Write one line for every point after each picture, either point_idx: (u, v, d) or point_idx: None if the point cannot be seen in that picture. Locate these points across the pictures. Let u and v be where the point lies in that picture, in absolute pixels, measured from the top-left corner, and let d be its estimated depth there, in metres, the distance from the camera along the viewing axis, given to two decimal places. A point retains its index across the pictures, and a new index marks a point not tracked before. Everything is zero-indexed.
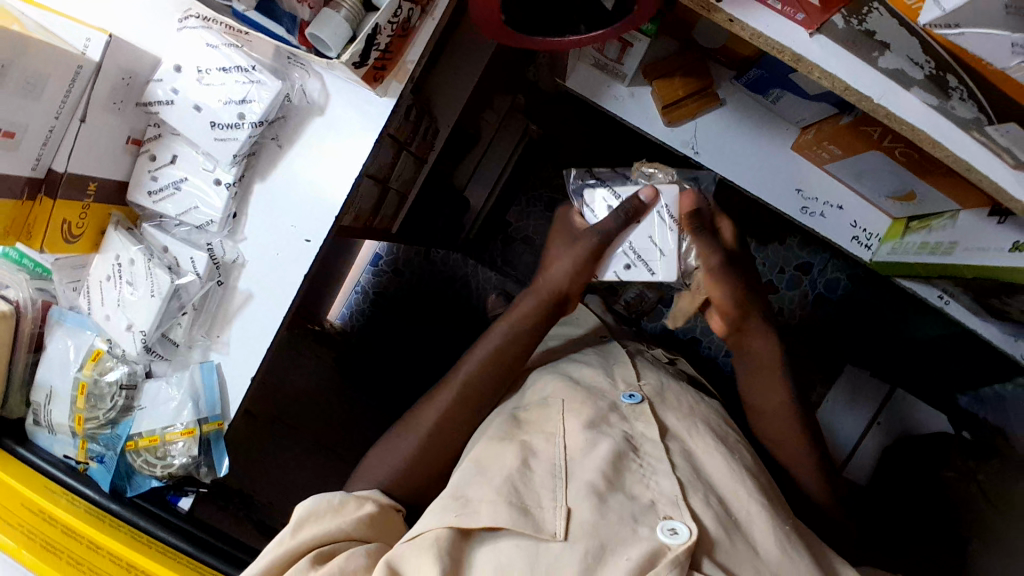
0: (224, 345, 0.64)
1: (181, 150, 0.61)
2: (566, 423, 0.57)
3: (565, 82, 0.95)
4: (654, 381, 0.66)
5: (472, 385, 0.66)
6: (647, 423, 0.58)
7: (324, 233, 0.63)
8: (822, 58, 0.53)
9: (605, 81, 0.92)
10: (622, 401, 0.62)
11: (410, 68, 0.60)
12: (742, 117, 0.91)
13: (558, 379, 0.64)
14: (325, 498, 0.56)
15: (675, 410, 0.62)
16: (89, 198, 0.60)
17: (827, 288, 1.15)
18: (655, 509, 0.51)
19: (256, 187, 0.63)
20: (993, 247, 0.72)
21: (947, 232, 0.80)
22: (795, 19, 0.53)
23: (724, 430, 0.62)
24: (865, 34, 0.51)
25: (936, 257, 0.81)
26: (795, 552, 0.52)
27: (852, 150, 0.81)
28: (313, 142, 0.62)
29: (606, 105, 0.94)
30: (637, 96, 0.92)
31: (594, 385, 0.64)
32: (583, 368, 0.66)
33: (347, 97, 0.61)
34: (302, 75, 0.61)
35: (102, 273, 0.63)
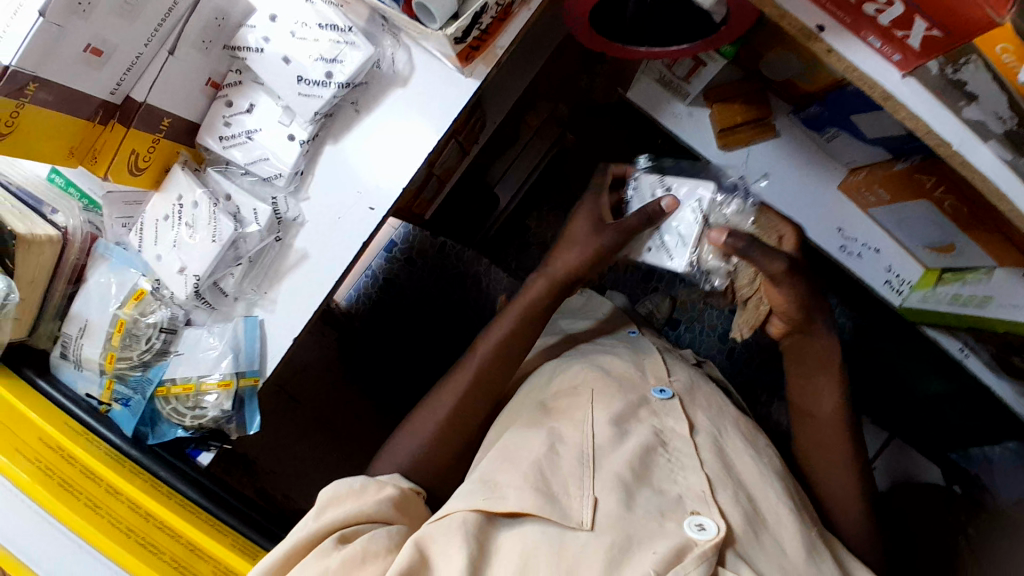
0: (272, 301, 0.63)
1: (260, 100, 0.61)
2: (593, 411, 0.55)
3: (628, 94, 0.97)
4: (684, 379, 0.62)
5: (488, 365, 0.65)
6: (679, 419, 0.55)
7: (388, 205, 0.62)
8: (909, 100, 0.52)
9: (666, 98, 0.94)
10: (653, 395, 0.58)
11: (498, 53, 0.60)
12: (794, 152, 0.92)
13: (586, 368, 0.60)
14: (344, 482, 0.54)
15: (706, 409, 0.59)
16: (161, 134, 0.59)
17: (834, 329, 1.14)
18: (683, 504, 0.48)
19: (327, 149, 0.63)
20: None
21: (982, 286, 0.80)
22: (891, 59, 0.52)
23: (753, 434, 0.60)
24: (954, 84, 0.51)
25: (970, 309, 0.81)
26: (826, 568, 0.48)
27: (900, 196, 0.82)
28: (389, 112, 0.62)
29: (664, 121, 0.95)
30: (696, 117, 0.94)
31: (622, 374, 0.61)
32: (612, 357, 0.63)
33: (429, 73, 0.61)
34: (393, 45, 0.60)
35: (159, 212, 0.62)
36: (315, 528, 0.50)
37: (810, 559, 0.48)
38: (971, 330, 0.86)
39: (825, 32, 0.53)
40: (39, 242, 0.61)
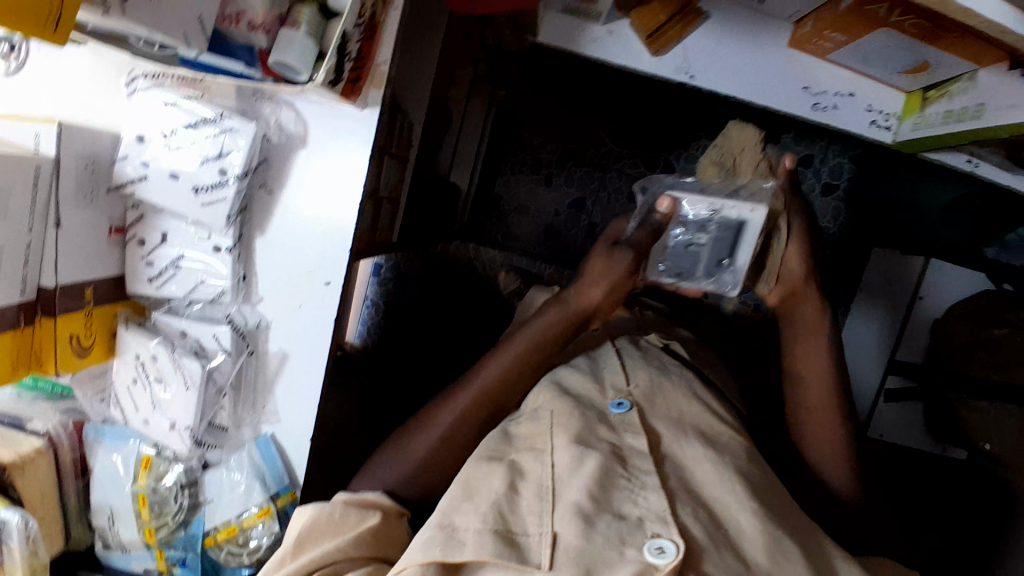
0: (275, 415, 0.60)
1: (170, 226, 0.57)
2: (554, 441, 0.53)
3: (538, 38, 0.89)
4: (644, 382, 0.60)
5: (496, 396, 0.60)
6: (636, 435, 0.53)
7: (342, 270, 0.58)
8: None
9: (578, 25, 0.86)
10: (610, 411, 0.56)
11: (385, 69, 0.54)
12: (729, 28, 0.85)
13: (546, 388, 0.58)
14: (326, 508, 0.52)
15: (665, 417, 0.57)
16: (89, 304, 0.56)
17: (832, 174, 1.16)
18: (643, 527, 0.46)
19: (258, 243, 0.59)
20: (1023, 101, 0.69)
21: (970, 97, 0.76)
22: None
23: (716, 433, 0.56)
24: None
25: (964, 125, 0.77)
26: (790, 565, 0.46)
27: (856, 32, 0.76)
28: (305, 179, 0.56)
29: (585, 50, 0.87)
30: (617, 33, 0.86)
31: (584, 394, 0.59)
32: (572, 373, 0.61)
33: (324, 119, 0.55)
34: (274, 109, 0.55)
35: (127, 378, 0.60)
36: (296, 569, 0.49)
37: (777, 566, 0.45)
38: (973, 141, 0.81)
39: None
40: (30, 461, 0.59)
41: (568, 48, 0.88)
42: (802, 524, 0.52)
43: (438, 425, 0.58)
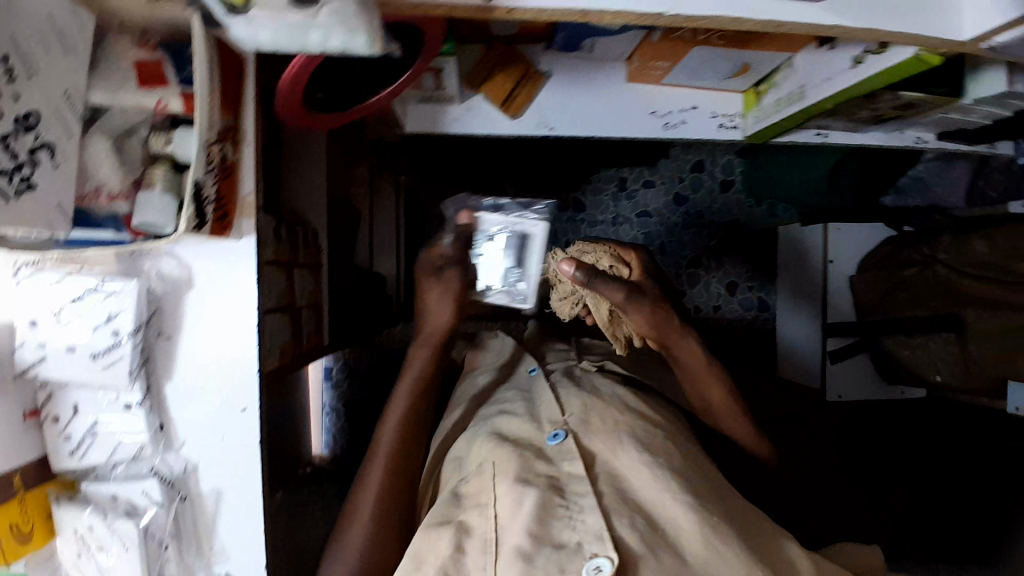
0: (222, 553, 0.61)
1: (79, 396, 0.58)
2: (497, 488, 0.54)
3: (404, 129, 0.95)
4: (577, 411, 0.63)
5: (401, 455, 0.67)
6: (573, 461, 0.55)
7: (256, 397, 0.60)
8: (606, 6, 0.52)
9: (437, 109, 0.94)
10: (548, 443, 0.59)
11: (251, 199, 0.58)
12: (569, 79, 0.94)
13: (489, 441, 0.61)
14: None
15: (601, 432, 0.59)
16: (20, 490, 0.57)
17: (724, 171, 1.47)
18: (582, 550, 0.47)
19: (167, 390, 0.60)
20: (834, 73, 0.77)
21: (794, 81, 0.86)
22: None
23: (651, 436, 0.60)
24: None
25: (794, 106, 0.86)
26: (723, 545, 0.48)
27: (674, 58, 0.86)
28: (199, 316, 0.59)
29: (450, 128, 0.95)
30: (473, 108, 0.94)
31: (522, 438, 0.61)
32: (511, 420, 0.64)
33: (206, 258, 0.58)
34: (154, 261, 0.58)
35: (73, 553, 0.59)
36: None
37: (712, 551, 0.48)
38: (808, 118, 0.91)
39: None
40: None
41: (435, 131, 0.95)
42: (741, 505, 0.55)
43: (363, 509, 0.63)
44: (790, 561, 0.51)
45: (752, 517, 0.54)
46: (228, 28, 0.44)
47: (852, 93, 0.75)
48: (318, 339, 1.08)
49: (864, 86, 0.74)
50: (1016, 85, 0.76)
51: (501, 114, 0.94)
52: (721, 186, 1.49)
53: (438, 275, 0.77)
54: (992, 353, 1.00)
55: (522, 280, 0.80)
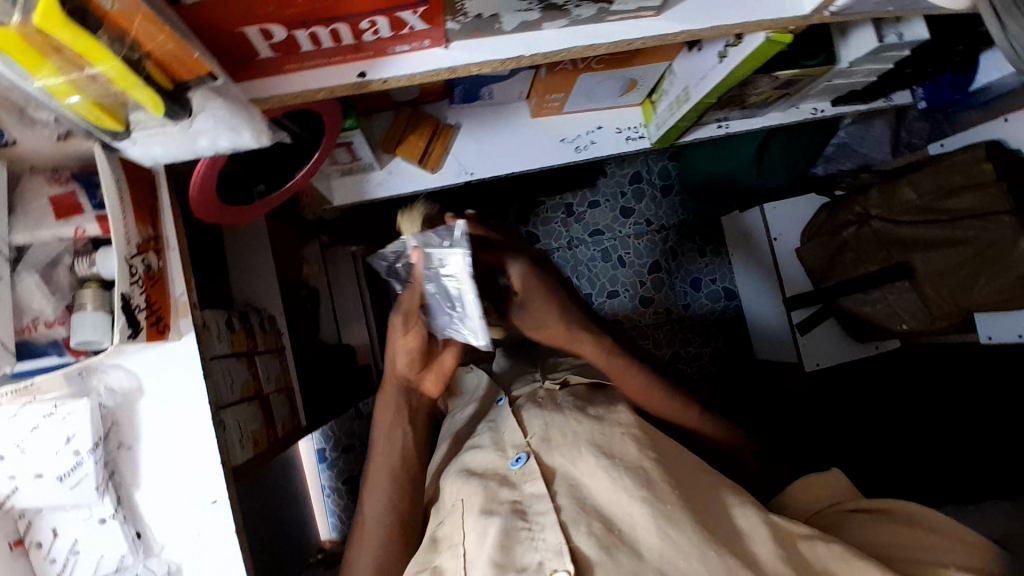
0: None
1: (56, 519, 0.61)
2: (466, 522, 0.57)
3: (333, 203, 1.00)
4: (539, 430, 0.65)
5: (389, 510, 0.68)
6: (533, 482, 0.57)
7: (225, 488, 0.62)
8: (469, 58, 0.57)
9: (362, 178, 0.98)
10: (512, 468, 0.61)
11: (185, 298, 0.61)
12: (479, 126, 1.00)
13: (457, 481, 0.64)
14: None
15: (561, 446, 0.61)
16: None
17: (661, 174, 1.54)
18: (545, 569, 0.50)
19: (139, 498, 0.62)
20: (709, 68, 0.81)
21: (679, 82, 0.90)
22: (426, 46, 0.55)
23: (608, 435, 0.61)
24: (477, 18, 0.53)
25: (684, 107, 0.90)
26: (678, 532, 0.50)
27: (565, 87, 0.91)
28: (155, 424, 0.62)
29: (376, 193, 0.99)
30: (395, 170, 0.99)
31: (487, 468, 0.63)
32: (476, 454, 0.66)
33: (152, 363, 0.61)
34: (101, 377, 0.61)
35: None
36: None
37: (666, 540, 0.50)
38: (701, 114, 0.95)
39: (369, 74, 0.55)
40: None
41: (360, 202, 0.99)
42: (700, 489, 0.57)
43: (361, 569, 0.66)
44: (750, 533, 0.53)
45: (711, 498, 0.56)
46: (122, 149, 0.48)
47: (724, 83, 0.79)
48: (296, 421, 1.10)
49: (733, 77, 0.78)
50: (885, 36, 0.80)
51: (422, 170, 0.99)
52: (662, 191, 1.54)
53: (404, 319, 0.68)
54: (948, 289, 1.02)
55: (461, 315, 0.62)
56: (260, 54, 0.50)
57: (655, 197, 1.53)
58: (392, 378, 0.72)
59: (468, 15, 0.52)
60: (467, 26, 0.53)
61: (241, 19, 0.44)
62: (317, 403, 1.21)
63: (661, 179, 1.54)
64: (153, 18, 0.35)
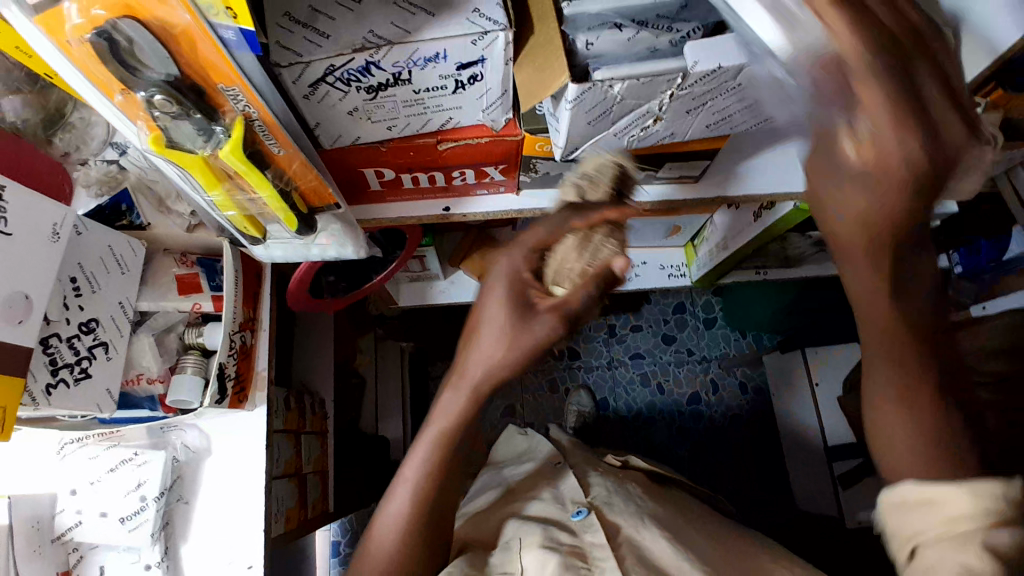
0: None
1: (105, 558, 0.67)
2: (523, 558, 0.61)
3: (398, 304, 1.12)
4: (600, 493, 0.71)
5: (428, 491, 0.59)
6: (594, 531, 0.63)
7: (262, 553, 0.66)
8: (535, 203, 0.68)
9: (427, 285, 1.11)
10: (572, 518, 0.66)
11: (264, 374, 0.70)
12: None
13: (515, 522, 0.68)
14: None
15: (621, 510, 0.67)
16: None
17: (705, 309, 1.60)
18: None
19: (183, 551, 0.67)
20: (746, 223, 0.91)
21: (718, 233, 1.00)
22: (501, 189, 0.67)
23: (669, 518, 0.68)
24: (544, 174, 0.64)
25: (722, 254, 0.99)
26: None
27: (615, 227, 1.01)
28: (216, 482, 0.68)
29: (438, 299, 1.11)
30: (457, 281, 1.11)
31: (549, 516, 0.68)
32: (538, 504, 0.71)
33: (228, 425, 0.69)
34: (180, 433, 0.69)
35: None
36: None
37: None
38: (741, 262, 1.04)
39: (452, 208, 0.67)
40: None
41: (426, 302, 1.12)
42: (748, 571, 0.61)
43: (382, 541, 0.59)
44: None
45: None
46: (251, 249, 0.59)
47: (760, 238, 0.88)
48: (325, 506, 1.13)
49: (767, 234, 0.87)
50: None
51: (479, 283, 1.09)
52: (704, 325, 1.60)
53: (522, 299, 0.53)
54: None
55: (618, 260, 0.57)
56: (371, 187, 0.63)
57: (696, 331, 1.59)
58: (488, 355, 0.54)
59: (538, 173, 0.63)
60: (534, 181, 0.65)
61: (363, 163, 0.58)
62: (348, 490, 1.24)
63: (705, 314, 1.61)
64: (307, 164, 0.48)
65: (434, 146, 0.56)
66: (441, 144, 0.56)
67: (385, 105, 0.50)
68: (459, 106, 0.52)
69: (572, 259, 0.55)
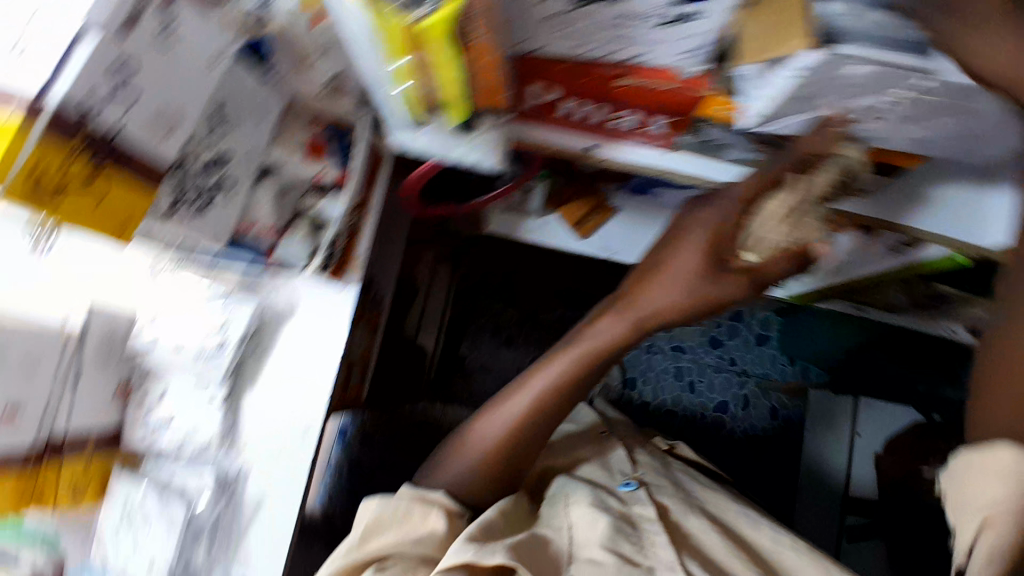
0: (243, 559, 0.67)
1: (171, 383, 0.69)
2: (570, 513, 0.62)
3: (485, 227, 1.10)
4: (647, 467, 0.73)
5: (550, 396, 0.67)
6: (644, 505, 0.64)
7: (318, 423, 0.69)
8: (680, 168, 0.65)
9: (518, 217, 1.08)
10: (619, 489, 0.67)
11: (362, 258, 0.72)
12: (635, 218, 1.05)
13: (564, 475, 0.71)
14: (390, 505, 0.60)
15: (669, 493, 0.68)
16: (91, 453, 0.65)
17: (761, 326, 1.55)
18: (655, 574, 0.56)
19: (247, 398, 0.70)
20: (874, 255, 0.85)
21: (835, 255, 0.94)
22: (655, 145, 0.63)
23: (717, 504, 0.70)
24: (707, 142, 0.61)
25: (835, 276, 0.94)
26: None
27: None
28: (293, 344, 0.70)
29: (524, 234, 1.09)
30: (549, 223, 1.07)
31: (597, 479, 0.70)
32: (585, 466, 0.73)
33: (316, 295, 0.71)
34: (272, 290, 0.71)
35: (113, 520, 0.68)
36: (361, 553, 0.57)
37: None
38: (847, 291, 0.98)
39: (598, 149, 0.64)
40: None
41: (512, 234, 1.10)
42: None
43: (495, 427, 0.66)
44: None
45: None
46: (397, 131, 0.59)
47: (889, 273, 0.83)
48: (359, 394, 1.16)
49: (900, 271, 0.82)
50: None
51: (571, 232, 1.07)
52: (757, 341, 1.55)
53: (720, 251, 0.63)
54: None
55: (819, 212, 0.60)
56: (525, 105, 0.61)
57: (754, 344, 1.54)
58: (680, 288, 0.65)
59: (702, 137, 0.60)
60: (693, 146, 0.62)
61: (539, 76, 0.56)
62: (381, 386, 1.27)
63: (760, 330, 1.55)
64: (498, 63, 0.47)
65: (612, 78, 0.55)
66: (617, 79, 0.55)
67: (586, 23, 0.48)
68: (655, 45, 0.50)
69: (777, 233, 0.61)
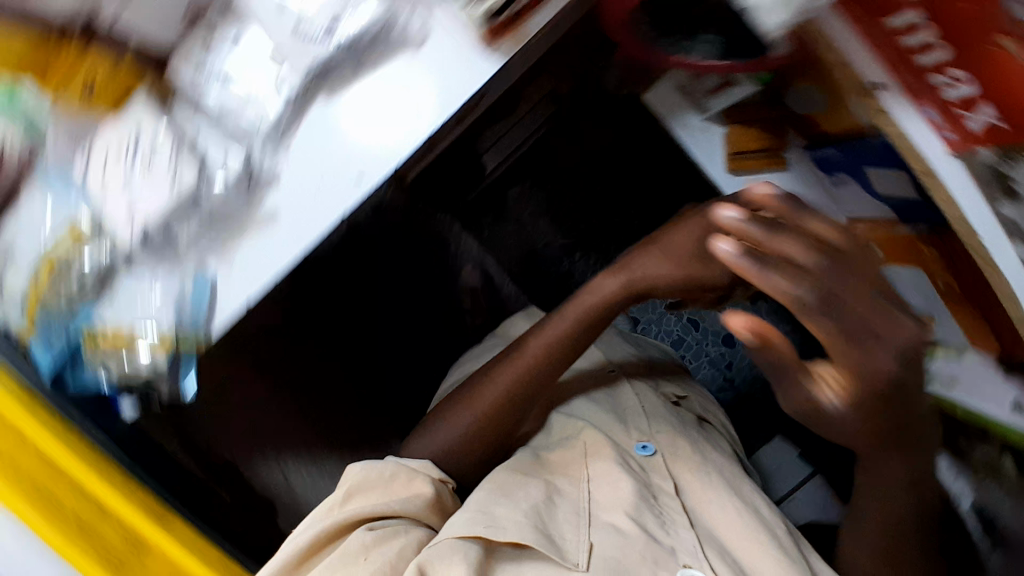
0: (228, 262, 0.59)
1: (245, 36, 0.61)
2: (588, 466, 0.78)
3: (642, 92, 0.91)
4: (665, 431, 0.85)
5: (547, 350, 0.80)
6: (661, 477, 0.79)
7: (376, 179, 0.56)
8: (949, 176, 0.59)
9: (682, 105, 0.89)
10: (637, 451, 0.82)
11: (529, 32, 0.56)
12: (799, 190, 0.87)
13: (564, 418, 0.86)
14: (376, 468, 0.70)
15: (685, 463, 0.81)
16: (124, 58, 0.63)
17: None
18: None
19: (315, 104, 0.58)
20: (993, 399, 0.75)
21: None
22: (943, 135, 0.59)
23: (733, 478, 0.82)
24: (1000, 174, 0.55)
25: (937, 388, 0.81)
26: None
27: (895, 255, 0.78)
28: (393, 77, 0.57)
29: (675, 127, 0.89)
30: (709, 133, 0.87)
31: (614, 435, 0.83)
32: (591, 405, 0.87)
33: (453, 41, 0.56)
34: (409, 9, 0.57)
35: (117, 138, 0.63)
36: (341, 517, 0.65)
37: None
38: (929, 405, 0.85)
39: (884, 92, 0.62)
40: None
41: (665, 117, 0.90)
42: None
43: (497, 380, 0.81)
44: None
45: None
46: None
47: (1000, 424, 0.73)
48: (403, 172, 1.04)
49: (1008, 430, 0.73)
50: None
51: (723, 159, 0.89)
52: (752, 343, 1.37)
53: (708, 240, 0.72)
54: None
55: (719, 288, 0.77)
56: None
57: None
58: (662, 253, 0.77)
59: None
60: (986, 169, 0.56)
61: None
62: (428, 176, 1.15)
63: None
64: None
65: None
66: (1000, 38, 0.52)
67: None
68: None
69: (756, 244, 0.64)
